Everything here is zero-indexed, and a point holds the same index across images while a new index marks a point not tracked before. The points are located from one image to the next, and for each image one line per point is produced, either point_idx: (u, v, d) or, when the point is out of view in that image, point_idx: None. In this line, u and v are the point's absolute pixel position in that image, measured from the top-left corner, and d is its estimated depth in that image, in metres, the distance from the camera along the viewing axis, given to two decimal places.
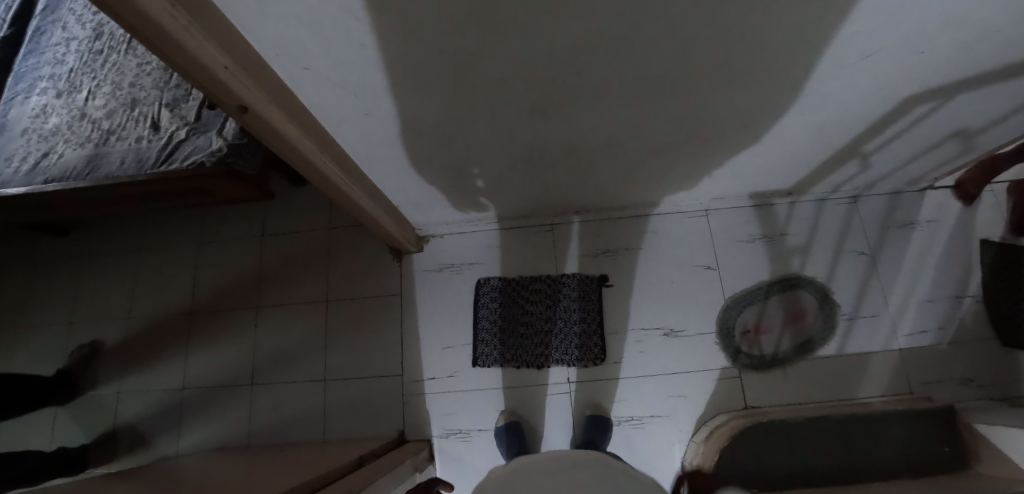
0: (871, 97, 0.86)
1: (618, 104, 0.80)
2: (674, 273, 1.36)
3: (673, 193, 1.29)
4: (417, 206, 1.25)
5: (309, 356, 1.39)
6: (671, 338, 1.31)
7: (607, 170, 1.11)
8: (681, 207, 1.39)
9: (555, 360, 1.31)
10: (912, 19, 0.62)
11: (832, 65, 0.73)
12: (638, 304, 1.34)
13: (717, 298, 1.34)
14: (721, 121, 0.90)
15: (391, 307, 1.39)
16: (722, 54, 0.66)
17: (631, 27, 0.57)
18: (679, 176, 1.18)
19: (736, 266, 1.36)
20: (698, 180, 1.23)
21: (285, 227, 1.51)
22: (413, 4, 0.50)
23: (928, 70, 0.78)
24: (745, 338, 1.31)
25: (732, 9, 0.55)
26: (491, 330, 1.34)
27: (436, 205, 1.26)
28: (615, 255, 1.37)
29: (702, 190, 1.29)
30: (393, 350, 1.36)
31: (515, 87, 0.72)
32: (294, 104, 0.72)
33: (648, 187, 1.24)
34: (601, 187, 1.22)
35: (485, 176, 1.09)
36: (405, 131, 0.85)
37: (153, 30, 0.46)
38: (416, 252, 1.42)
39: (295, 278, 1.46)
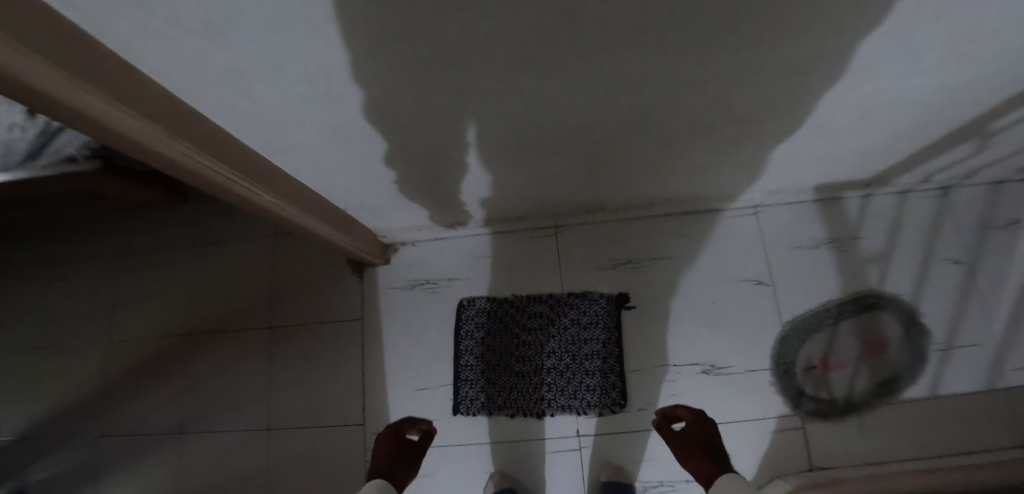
0: None
1: (661, 66, 0.47)
2: (715, 291, 1.04)
3: (717, 187, 0.96)
4: (374, 209, 0.93)
5: (249, 399, 1.10)
6: (713, 377, 1.00)
7: (631, 161, 0.79)
8: (725, 203, 1.06)
9: (562, 408, 0.99)
10: None
11: None
12: (670, 331, 1.02)
13: (773, 324, 1.02)
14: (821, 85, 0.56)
15: (349, 336, 1.08)
16: None
17: None
18: (729, 166, 0.85)
19: (795, 282, 1.04)
20: (753, 172, 0.90)
21: (224, 235, 1.21)
22: None
23: None
24: (809, 377, 1.00)
25: None
26: (477, 366, 1.03)
27: (399, 207, 0.94)
28: (639, 267, 1.05)
29: (755, 182, 0.97)
30: (350, 393, 1.06)
31: (481, 39, 0.39)
32: (98, 55, 0.35)
33: (684, 180, 0.91)
34: (622, 181, 0.90)
35: (457, 172, 0.78)
36: (315, 113, 0.53)
37: None
38: (381, 263, 1.10)
39: (233, 299, 1.16)
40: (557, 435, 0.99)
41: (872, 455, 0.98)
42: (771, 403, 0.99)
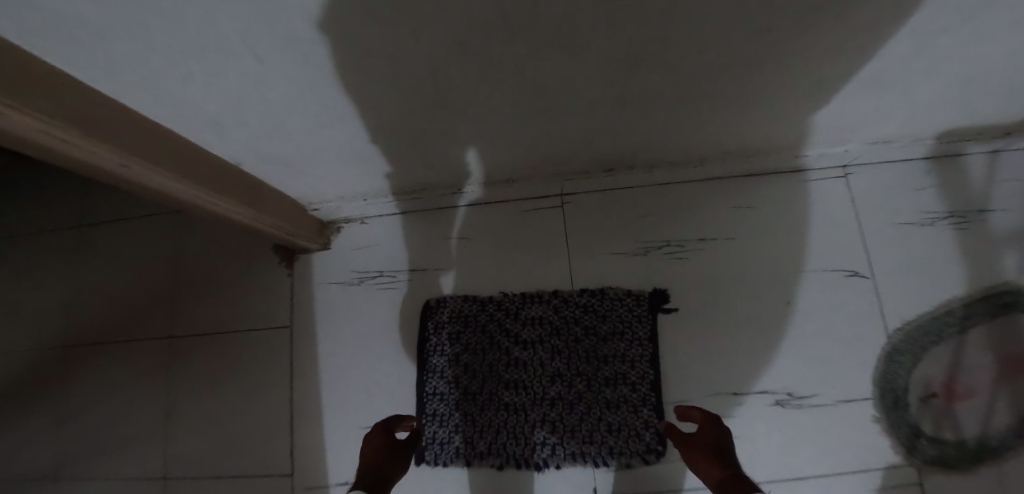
0: None
1: None
2: (789, 286, 0.73)
3: (803, 134, 0.65)
4: (291, 168, 0.62)
5: (140, 436, 0.80)
6: (790, 412, 0.69)
7: (690, 78, 0.47)
8: (806, 160, 0.74)
9: (571, 457, 0.69)
10: None
11: None
12: (724, 346, 0.71)
13: (872, 334, 0.71)
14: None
15: (274, 350, 0.78)
16: None
17: None
18: (844, 90, 0.53)
19: (903, 274, 0.73)
20: (870, 108, 0.59)
21: (114, 213, 0.90)
22: None
23: None
24: (928, 410, 0.69)
25: None
26: (449, 396, 0.72)
27: (329, 165, 0.63)
28: (679, 253, 0.74)
29: (858, 128, 0.65)
30: (274, 430, 0.75)
31: None
32: None
33: (761, 119, 0.59)
34: (666, 122, 0.57)
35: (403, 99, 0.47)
36: None
37: None
38: (318, 248, 0.80)
39: (123, 300, 0.86)
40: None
41: None
42: (874, 448, 0.68)
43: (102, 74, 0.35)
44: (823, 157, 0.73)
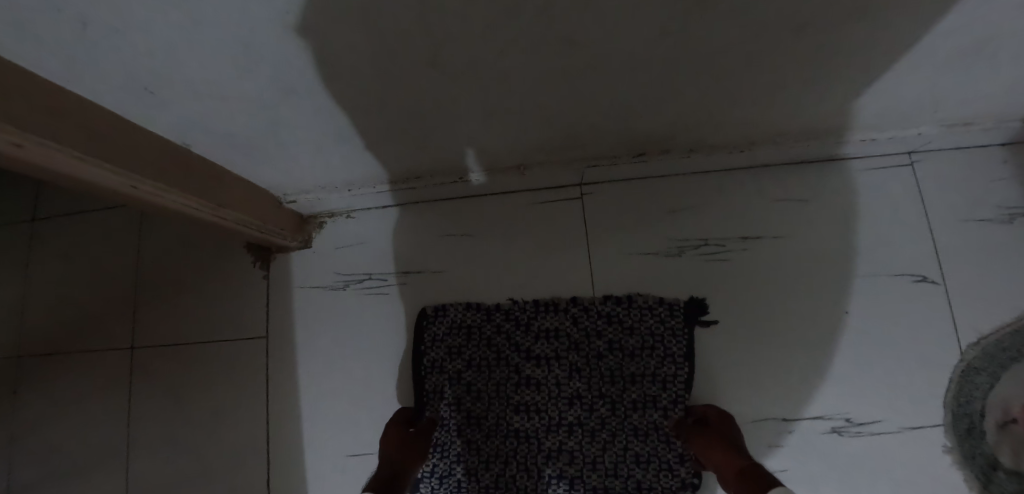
0: None
1: None
2: (844, 294, 0.63)
3: (878, 113, 0.54)
4: (255, 153, 0.52)
5: (99, 462, 0.71)
6: (843, 442, 0.60)
7: (765, 35, 0.36)
8: (868, 145, 0.63)
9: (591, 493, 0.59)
10: None
11: None
12: (766, 363, 0.62)
13: (942, 351, 0.61)
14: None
15: (247, 365, 0.68)
16: None
17: None
18: (947, 54, 0.42)
19: (979, 280, 0.62)
20: (968, 79, 0.47)
21: (68, 207, 0.79)
22: None
23: None
24: (1010, 442, 0.59)
25: None
26: (450, 421, 0.62)
27: (300, 150, 0.52)
28: (715, 254, 0.64)
29: (941, 107, 0.54)
30: (250, 459, 0.66)
31: None
32: None
33: (835, 91, 0.47)
34: (715, 95, 0.46)
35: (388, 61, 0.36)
36: None
37: None
38: (296, 246, 0.70)
39: (80, 307, 0.75)
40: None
41: None
42: (946, 484, 0.58)
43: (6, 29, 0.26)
44: (892, 141, 0.62)
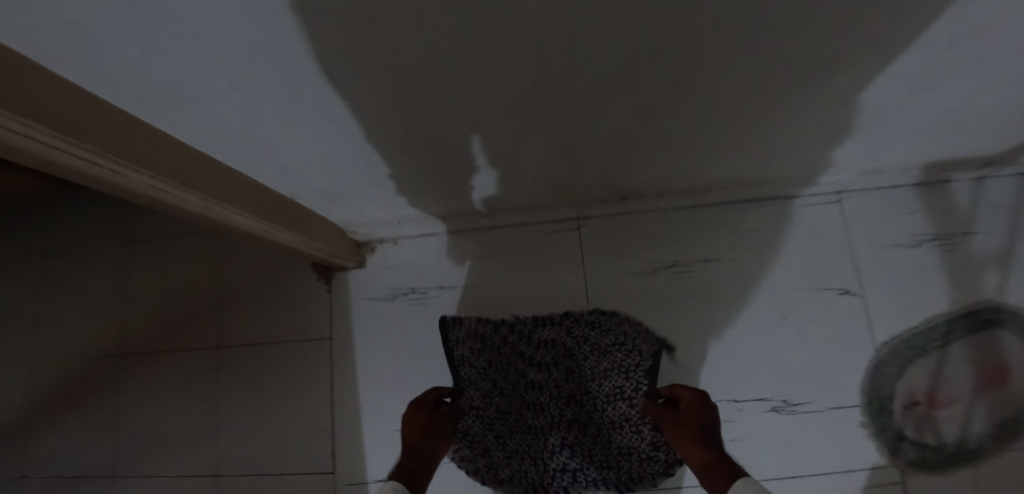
0: None
1: None
2: (787, 303, 0.80)
3: (803, 166, 0.72)
4: (337, 198, 0.70)
5: (194, 437, 0.88)
6: (783, 418, 0.77)
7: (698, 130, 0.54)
8: (808, 185, 0.81)
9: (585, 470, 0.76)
10: None
11: None
12: (724, 357, 0.80)
13: (863, 348, 0.78)
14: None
15: (314, 360, 0.85)
16: None
17: None
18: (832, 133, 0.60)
19: (893, 293, 0.80)
20: (859, 146, 0.66)
21: (162, 232, 0.97)
22: None
23: None
24: (912, 418, 0.76)
25: None
26: (479, 413, 0.76)
27: (371, 197, 0.71)
28: (686, 272, 0.82)
29: (850, 162, 0.72)
30: (318, 434, 0.83)
31: None
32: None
33: (763, 155, 0.65)
34: (674, 159, 0.64)
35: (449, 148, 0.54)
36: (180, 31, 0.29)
37: None
38: (354, 266, 0.87)
39: (177, 314, 0.93)
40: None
41: None
42: (861, 451, 0.76)
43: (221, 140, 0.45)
44: (822, 183, 0.79)
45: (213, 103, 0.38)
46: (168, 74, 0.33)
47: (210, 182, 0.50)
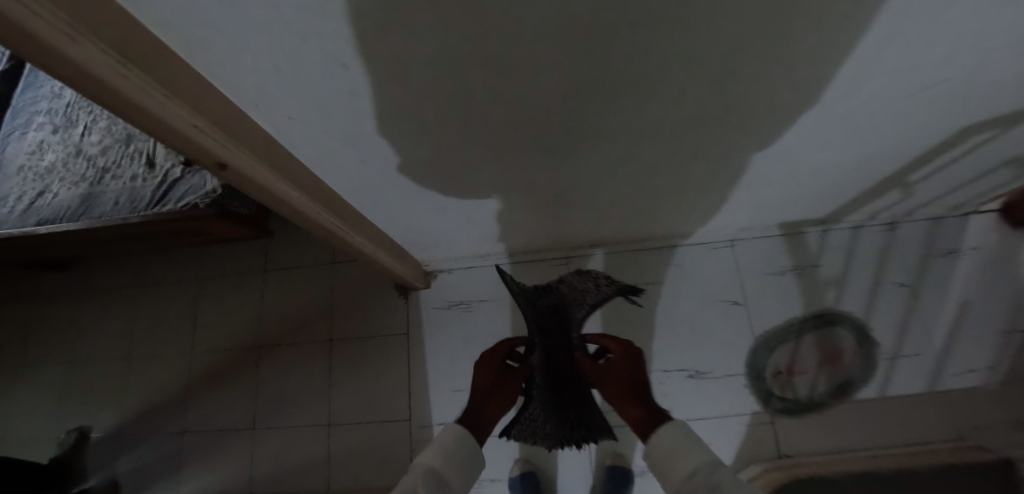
0: (906, 125, 0.80)
1: (635, 140, 0.75)
2: (698, 309, 1.29)
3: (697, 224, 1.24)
4: (423, 243, 1.21)
5: (312, 399, 1.32)
6: (696, 381, 1.24)
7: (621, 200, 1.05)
8: (706, 237, 1.32)
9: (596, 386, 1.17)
10: (953, 49, 0.56)
11: (864, 93, 0.66)
12: (659, 342, 1.28)
13: (745, 337, 1.25)
14: (764, 143, 0.81)
15: (396, 346, 1.33)
16: (745, 89, 0.61)
17: (650, 67, 0.53)
18: (702, 204, 1.10)
19: (764, 302, 1.28)
20: (722, 212, 1.17)
21: (289, 263, 1.46)
22: (413, 51, 0.47)
23: (972, 97, 0.72)
24: (777, 381, 1.22)
25: (761, 44, 0.50)
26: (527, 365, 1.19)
27: (443, 242, 1.21)
28: (634, 290, 1.32)
29: (724, 222, 1.24)
30: (400, 394, 1.29)
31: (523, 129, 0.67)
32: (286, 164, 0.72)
33: (669, 214, 1.16)
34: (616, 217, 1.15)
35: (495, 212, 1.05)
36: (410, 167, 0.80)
37: (142, 116, 0.45)
38: (423, 288, 1.36)
39: (301, 319, 1.40)
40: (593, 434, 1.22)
41: (834, 446, 1.18)
42: (744, 402, 1.22)
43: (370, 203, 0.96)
44: (715, 235, 1.30)
45: (377, 186, 0.89)
46: (354, 172, 0.82)
47: (356, 221, 1.00)
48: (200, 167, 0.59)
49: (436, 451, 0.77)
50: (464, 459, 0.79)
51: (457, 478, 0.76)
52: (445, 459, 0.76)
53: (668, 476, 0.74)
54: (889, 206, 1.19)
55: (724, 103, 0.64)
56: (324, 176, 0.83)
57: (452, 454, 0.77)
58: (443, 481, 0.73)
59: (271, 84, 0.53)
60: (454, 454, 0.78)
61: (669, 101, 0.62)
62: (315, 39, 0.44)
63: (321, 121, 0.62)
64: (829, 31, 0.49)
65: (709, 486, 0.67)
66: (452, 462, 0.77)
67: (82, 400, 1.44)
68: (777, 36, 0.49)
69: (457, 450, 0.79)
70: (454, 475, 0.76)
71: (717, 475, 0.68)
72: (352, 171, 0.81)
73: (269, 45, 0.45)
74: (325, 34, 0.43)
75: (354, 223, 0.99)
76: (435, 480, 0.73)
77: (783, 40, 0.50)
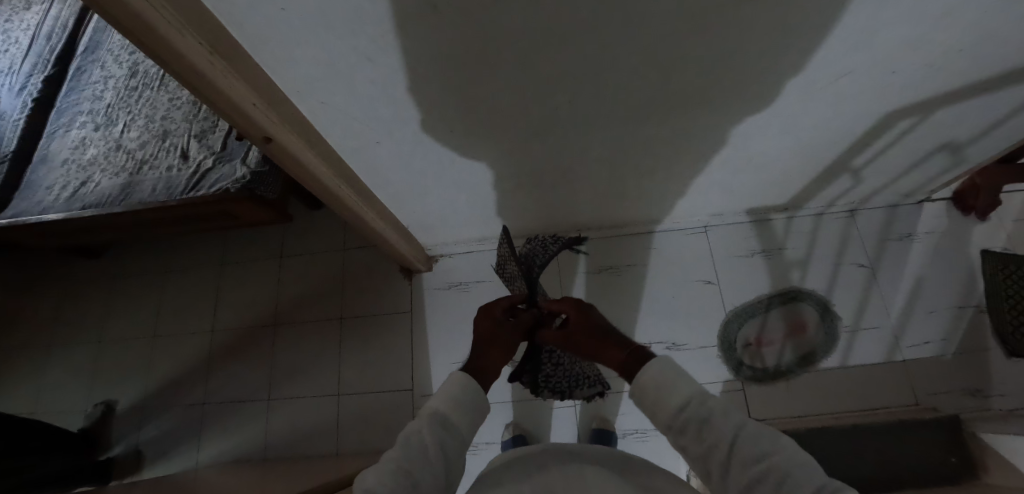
0: (834, 109, 0.95)
1: (606, 117, 0.91)
2: (674, 289, 1.45)
3: (672, 211, 1.40)
4: (427, 226, 1.36)
5: (323, 372, 1.44)
6: (674, 352, 1.39)
7: (601, 182, 1.20)
8: (682, 225, 1.49)
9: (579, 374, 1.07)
10: (846, 35, 0.72)
11: (788, 74, 0.81)
12: (640, 317, 1.44)
13: (717, 312, 1.41)
14: (716, 120, 0.95)
15: (401, 323, 1.46)
16: (686, 66, 0.76)
17: (606, 46, 0.69)
18: (674, 187, 1.25)
19: (734, 281, 1.43)
20: (694, 198, 1.33)
21: (305, 250, 1.61)
22: (425, 30, 0.63)
23: (883, 83, 0.87)
24: (747, 351, 1.37)
25: (689, 27, 0.66)
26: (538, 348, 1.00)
27: (444, 226, 1.36)
28: (618, 271, 1.48)
29: (696, 208, 1.40)
30: (404, 365, 1.41)
31: (510, 102, 0.83)
32: (316, 142, 0.90)
33: (644, 197, 1.31)
34: (598, 200, 1.30)
35: (492, 194, 1.20)
36: (418, 143, 0.95)
37: (210, 88, 0.64)
38: (426, 270, 1.50)
39: (314, 299, 1.53)
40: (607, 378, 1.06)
41: (797, 411, 1.30)
42: (717, 370, 1.36)
43: (383, 185, 1.12)
44: (689, 221, 1.47)
45: (391, 170, 1.06)
46: (373, 154, 0.99)
47: (375, 200, 1.17)
48: (253, 141, 0.78)
49: (445, 396, 0.76)
50: (471, 401, 0.76)
51: (466, 424, 0.75)
52: (452, 404, 0.74)
53: (655, 411, 0.66)
54: (843, 190, 1.34)
55: (673, 78, 0.79)
56: (347, 159, 1.00)
57: (460, 400, 0.75)
58: (450, 425, 0.72)
59: (309, 74, 0.72)
60: (461, 399, 0.76)
61: (625, 71, 0.77)
62: (351, 24, 0.61)
63: (346, 103, 0.80)
64: (737, 16, 0.64)
65: (699, 420, 0.61)
66: (460, 408, 0.75)
67: (110, 375, 1.56)
68: (699, 20, 0.65)
69: (465, 396, 0.76)
70: (461, 418, 0.75)
71: (705, 407, 0.62)
72: (372, 154, 0.98)
73: (307, 37, 0.63)
74: (360, 17, 0.59)
75: (371, 204, 1.15)
76: (441, 423, 0.72)
77: (705, 23, 0.66)
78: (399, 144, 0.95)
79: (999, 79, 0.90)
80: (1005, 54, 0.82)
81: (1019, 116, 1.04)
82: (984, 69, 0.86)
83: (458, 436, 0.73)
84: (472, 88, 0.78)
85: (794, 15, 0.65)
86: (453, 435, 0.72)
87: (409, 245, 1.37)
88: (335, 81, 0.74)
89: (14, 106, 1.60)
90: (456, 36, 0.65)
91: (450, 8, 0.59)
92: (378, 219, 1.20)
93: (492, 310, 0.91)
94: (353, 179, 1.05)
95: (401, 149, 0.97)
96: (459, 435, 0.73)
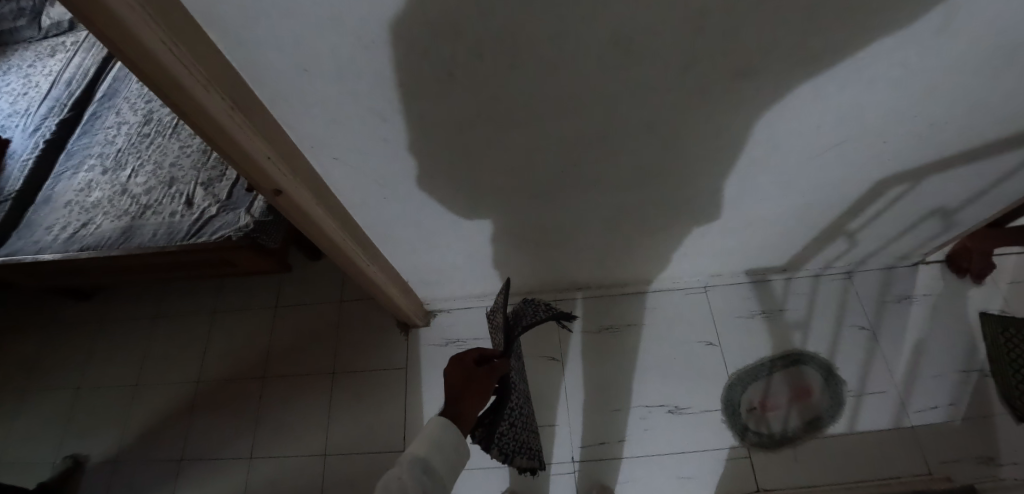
0: (829, 174, 0.98)
1: (608, 179, 0.93)
2: (676, 349, 1.43)
3: (671, 270, 1.42)
4: (427, 281, 1.35)
5: (311, 427, 1.37)
6: (675, 416, 1.35)
7: (602, 242, 1.21)
8: (683, 284, 1.49)
9: (524, 445, 0.86)
10: (836, 104, 0.76)
11: (782, 141, 0.85)
12: (641, 378, 1.40)
13: (721, 374, 1.38)
14: (716, 183, 0.97)
15: (395, 378, 1.42)
16: (685, 133, 0.79)
17: (609, 111, 0.72)
18: (672, 247, 1.27)
19: (735, 343, 1.42)
20: (693, 258, 1.35)
21: (301, 300, 1.59)
22: (438, 93, 0.66)
23: (874, 151, 0.91)
24: (752, 415, 1.33)
25: (689, 95, 0.70)
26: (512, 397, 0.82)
27: (444, 281, 1.36)
28: (618, 331, 1.47)
29: (696, 268, 1.42)
30: (396, 423, 1.35)
31: (515, 163, 0.85)
32: (324, 194, 0.90)
33: (645, 258, 1.33)
34: (598, 259, 1.31)
35: (494, 251, 1.21)
36: (424, 199, 0.96)
37: (228, 141, 0.65)
38: (422, 324, 1.47)
39: (306, 351, 1.50)
40: (541, 454, 0.95)
41: (806, 481, 1.25)
42: (719, 436, 1.32)
43: (385, 238, 1.12)
44: (689, 280, 1.48)
45: (394, 225, 1.06)
46: (378, 210, 1.00)
47: (376, 253, 1.16)
48: (262, 193, 0.79)
49: (425, 440, 0.74)
50: (452, 447, 0.74)
51: (447, 470, 0.73)
52: (432, 448, 0.73)
53: None
54: (841, 252, 1.36)
55: (674, 143, 0.82)
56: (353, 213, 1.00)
57: (441, 443, 0.73)
58: (433, 470, 0.71)
59: (324, 132, 0.74)
60: (443, 442, 0.73)
61: (627, 137, 0.80)
62: (369, 86, 0.63)
63: (355, 161, 0.82)
64: (735, 86, 0.68)
65: None
66: (440, 451, 0.73)
67: (86, 424, 1.48)
68: (699, 89, 0.68)
69: (444, 440, 0.74)
70: (443, 461, 0.73)
71: None
72: (377, 209, 0.99)
73: (326, 97, 0.66)
74: (377, 79, 0.62)
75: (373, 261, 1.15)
76: (422, 468, 0.70)
77: (703, 93, 0.69)
78: (405, 200, 0.97)
79: (987, 148, 0.94)
80: (984, 128, 0.87)
81: (1003, 186, 1.09)
82: (970, 140, 0.90)
83: (438, 483, 0.72)
84: (480, 150, 0.81)
85: (787, 84, 0.69)
86: (431, 483, 0.70)
87: (407, 300, 1.36)
88: (347, 139, 0.76)
89: (25, 146, 1.62)
90: (468, 102, 0.68)
91: (464, 75, 0.62)
92: (379, 274, 1.19)
93: (465, 358, 0.80)
94: (356, 231, 1.06)
95: (407, 206, 0.98)
96: (442, 480, 0.72)
